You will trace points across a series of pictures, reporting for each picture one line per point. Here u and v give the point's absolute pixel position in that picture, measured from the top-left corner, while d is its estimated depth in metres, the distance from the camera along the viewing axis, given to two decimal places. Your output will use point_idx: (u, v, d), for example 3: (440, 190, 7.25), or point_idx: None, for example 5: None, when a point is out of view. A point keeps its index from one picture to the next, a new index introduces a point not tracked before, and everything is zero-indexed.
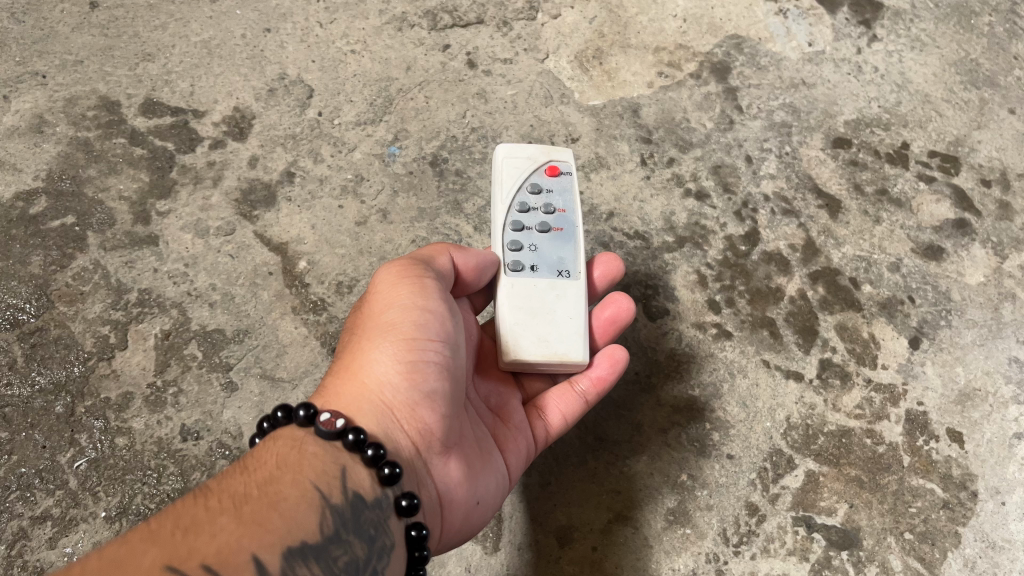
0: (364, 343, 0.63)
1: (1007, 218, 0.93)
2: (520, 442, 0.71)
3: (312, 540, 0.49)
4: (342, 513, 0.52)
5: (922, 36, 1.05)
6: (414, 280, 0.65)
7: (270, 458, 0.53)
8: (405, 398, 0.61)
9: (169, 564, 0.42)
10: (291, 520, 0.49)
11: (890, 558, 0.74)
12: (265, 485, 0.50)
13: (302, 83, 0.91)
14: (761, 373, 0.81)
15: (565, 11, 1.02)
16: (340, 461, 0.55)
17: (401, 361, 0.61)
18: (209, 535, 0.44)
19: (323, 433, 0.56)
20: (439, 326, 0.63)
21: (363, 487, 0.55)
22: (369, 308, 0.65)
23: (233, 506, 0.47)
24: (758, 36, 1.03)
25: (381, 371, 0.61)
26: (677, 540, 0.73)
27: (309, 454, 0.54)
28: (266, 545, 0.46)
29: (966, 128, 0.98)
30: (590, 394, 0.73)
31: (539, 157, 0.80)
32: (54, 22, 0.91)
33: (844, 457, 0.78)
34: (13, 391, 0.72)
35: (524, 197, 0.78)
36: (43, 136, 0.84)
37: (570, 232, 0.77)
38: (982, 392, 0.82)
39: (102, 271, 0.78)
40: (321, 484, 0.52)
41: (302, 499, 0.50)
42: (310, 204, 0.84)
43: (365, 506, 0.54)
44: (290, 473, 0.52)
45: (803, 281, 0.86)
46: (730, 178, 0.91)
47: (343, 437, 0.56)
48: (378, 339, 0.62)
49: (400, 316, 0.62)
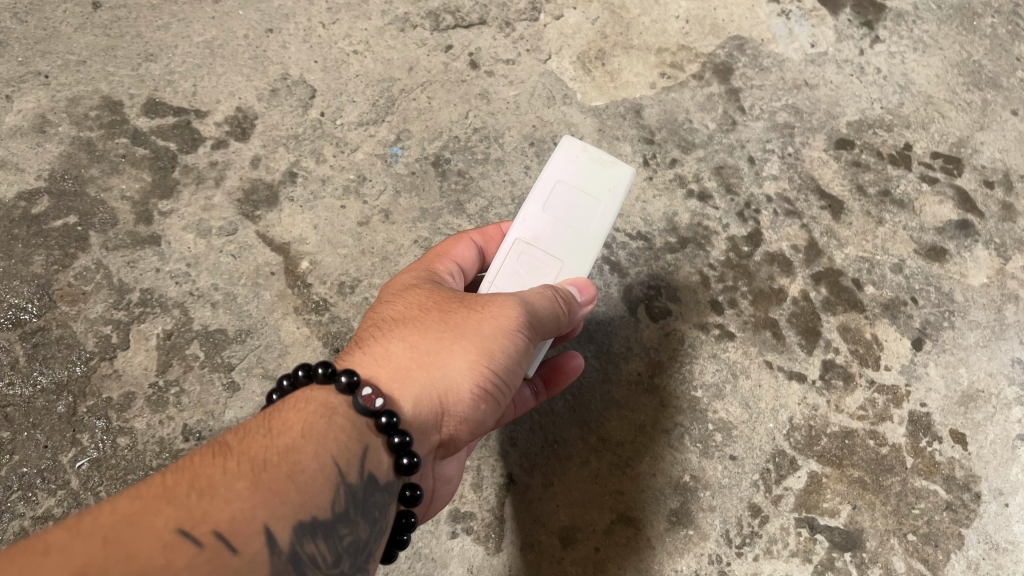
0: (450, 340, 0.57)
1: (1010, 219, 0.92)
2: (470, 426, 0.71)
3: (323, 516, 0.48)
4: (354, 493, 0.50)
5: (925, 37, 1.05)
6: (525, 315, 0.59)
7: (297, 422, 0.51)
8: (458, 412, 0.57)
9: (181, 528, 0.43)
10: (306, 493, 0.47)
11: (892, 560, 0.74)
12: (284, 454, 0.48)
13: (304, 83, 0.91)
14: (765, 374, 0.81)
15: (567, 12, 1.01)
16: (364, 440, 0.52)
17: (475, 381, 0.57)
18: (222, 500, 0.44)
19: (359, 407, 0.52)
20: (521, 366, 0.60)
21: (380, 471, 0.52)
22: (477, 306, 0.59)
23: (252, 470, 0.46)
24: (761, 37, 1.03)
25: (452, 377, 0.56)
26: (680, 541, 0.73)
27: (336, 426, 0.51)
28: (278, 517, 0.45)
29: (969, 130, 0.98)
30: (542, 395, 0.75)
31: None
32: (56, 22, 0.91)
33: (847, 458, 0.78)
34: (15, 391, 0.72)
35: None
36: (46, 136, 0.84)
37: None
38: (985, 394, 0.82)
39: (104, 271, 0.78)
40: (340, 461, 0.50)
41: (318, 473, 0.48)
42: (313, 204, 0.84)
43: (377, 489, 0.52)
44: (312, 445, 0.49)
45: (806, 282, 0.86)
46: (733, 178, 0.91)
47: (376, 418, 0.52)
48: (471, 346, 0.57)
49: (497, 340, 0.58)
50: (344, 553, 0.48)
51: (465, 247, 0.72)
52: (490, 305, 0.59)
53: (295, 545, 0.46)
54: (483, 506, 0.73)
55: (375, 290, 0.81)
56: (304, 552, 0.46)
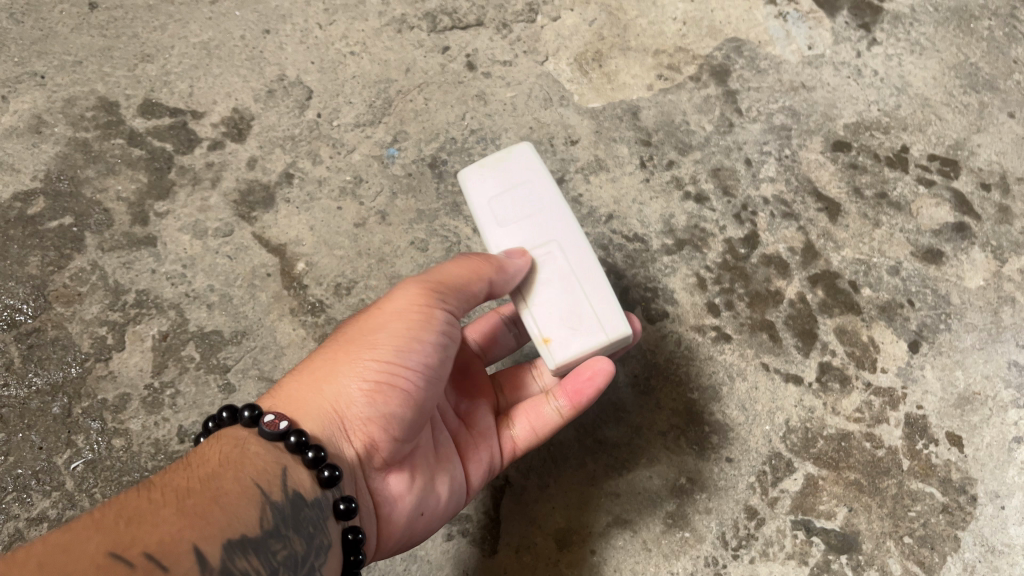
0: (345, 352, 0.61)
1: (1007, 222, 0.92)
2: (481, 452, 0.71)
3: (252, 535, 0.48)
4: (281, 509, 0.51)
5: (922, 40, 1.05)
6: (419, 313, 0.62)
7: (213, 455, 0.53)
8: (363, 413, 0.60)
9: (112, 551, 0.40)
10: (232, 514, 0.48)
11: (889, 562, 0.74)
12: (208, 480, 0.49)
13: (301, 84, 0.91)
14: (761, 376, 0.81)
15: (564, 14, 1.01)
16: (281, 461, 0.55)
17: (369, 380, 0.60)
18: (151, 525, 0.43)
19: (266, 433, 0.56)
20: (422, 359, 0.61)
21: (303, 486, 0.55)
22: (362, 318, 0.63)
23: (177, 497, 0.46)
24: (758, 39, 1.03)
25: (347, 390, 0.60)
26: (677, 544, 0.73)
27: (251, 453, 0.54)
28: (208, 536, 0.45)
29: (965, 132, 0.98)
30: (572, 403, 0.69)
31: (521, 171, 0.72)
32: (53, 22, 0.91)
33: (843, 460, 0.78)
34: (10, 392, 0.72)
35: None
36: (42, 136, 0.84)
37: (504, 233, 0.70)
38: (982, 396, 0.82)
39: (100, 272, 0.78)
40: (262, 481, 0.52)
41: (242, 495, 0.50)
42: (309, 205, 0.84)
43: (305, 504, 0.54)
44: (232, 471, 0.51)
45: (802, 284, 0.86)
46: (730, 180, 0.91)
47: (286, 438, 0.56)
48: (362, 351, 0.61)
49: (387, 342, 0.60)
50: (280, 566, 0.49)
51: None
52: (374, 315, 0.63)
53: (227, 561, 0.45)
54: (478, 509, 0.73)
55: (372, 292, 0.81)
56: (236, 568, 0.45)
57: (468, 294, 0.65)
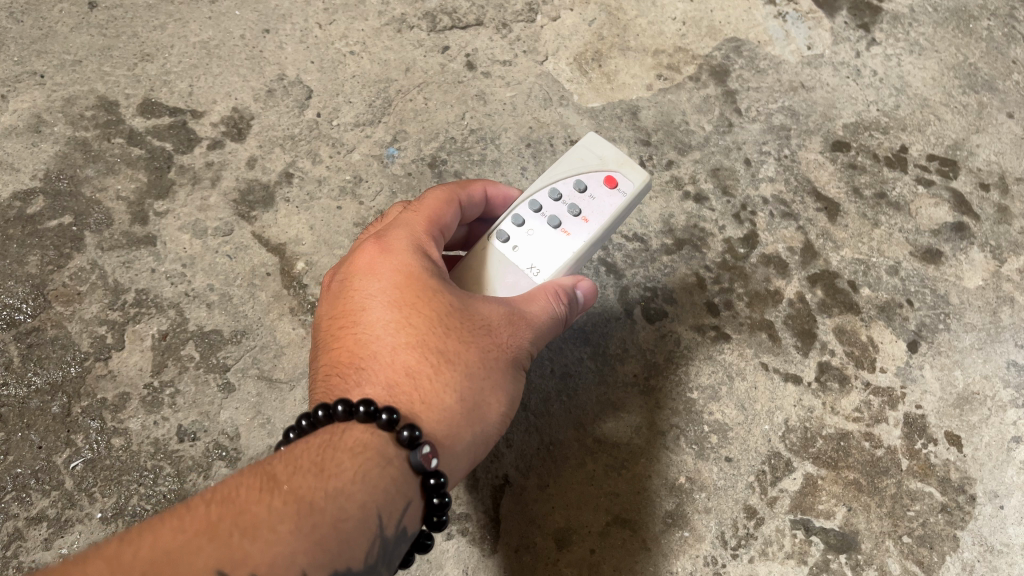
0: (491, 392, 0.58)
1: (1006, 222, 0.93)
2: None
3: (357, 568, 0.48)
4: (388, 545, 0.51)
5: (921, 40, 1.05)
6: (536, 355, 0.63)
7: (347, 467, 0.50)
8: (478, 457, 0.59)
9: (221, 569, 0.42)
10: (347, 543, 0.48)
11: (888, 562, 0.74)
12: (334, 501, 0.48)
13: (301, 84, 0.91)
14: (760, 375, 0.81)
15: (564, 13, 1.01)
16: (408, 496, 0.52)
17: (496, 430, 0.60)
18: (265, 541, 0.44)
19: (414, 462, 0.53)
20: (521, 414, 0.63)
21: (410, 525, 0.53)
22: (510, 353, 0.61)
23: (299, 512, 0.46)
24: (758, 39, 1.03)
25: (482, 432, 0.58)
26: (676, 543, 0.73)
27: (388, 479, 0.51)
28: (318, 565, 0.45)
29: (964, 132, 0.98)
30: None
31: (611, 163, 0.75)
32: (53, 21, 0.91)
33: (842, 459, 0.78)
34: (9, 391, 0.71)
35: (563, 187, 0.74)
36: (42, 136, 0.84)
37: (591, 229, 0.71)
38: (980, 396, 0.82)
39: (99, 271, 0.78)
40: (383, 513, 0.50)
41: (362, 525, 0.49)
42: (309, 205, 0.84)
43: (405, 543, 0.53)
44: (359, 493, 0.49)
45: (802, 284, 0.86)
46: (729, 180, 0.91)
47: (426, 477, 0.53)
48: (502, 392, 0.59)
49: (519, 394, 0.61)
50: None
51: (450, 210, 0.68)
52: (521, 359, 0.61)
53: None
54: (478, 508, 0.73)
55: None
56: None
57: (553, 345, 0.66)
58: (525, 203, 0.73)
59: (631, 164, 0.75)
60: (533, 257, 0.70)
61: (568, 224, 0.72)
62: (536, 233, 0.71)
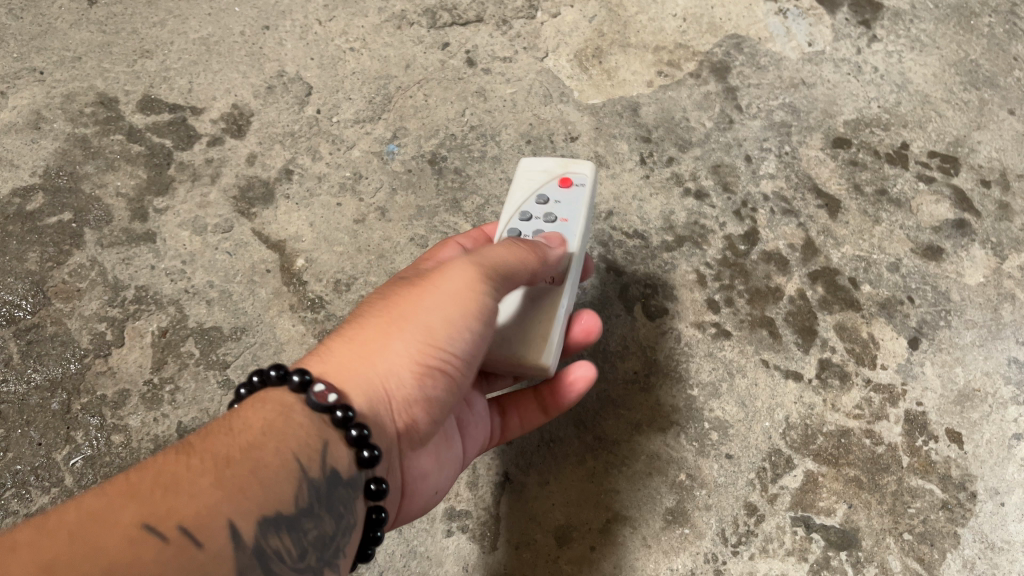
0: (398, 329, 0.59)
1: (1008, 218, 0.92)
2: (480, 429, 0.72)
3: (287, 512, 0.48)
4: (318, 488, 0.51)
5: (922, 36, 1.05)
6: (479, 287, 0.60)
7: (258, 420, 0.52)
8: (405, 389, 0.58)
9: (146, 522, 0.42)
10: (267, 485, 0.48)
11: (889, 559, 0.74)
12: (250, 449, 0.49)
13: (300, 80, 0.91)
14: (761, 372, 0.80)
15: (564, 10, 1.01)
16: (325, 438, 0.53)
17: (418, 357, 0.58)
18: (188, 495, 0.44)
19: (314, 404, 0.54)
20: (470, 341, 0.60)
21: (343, 466, 0.54)
22: (421, 286, 0.61)
23: (216, 466, 0.46)
24: (758, 36, 1.03)
25: (398, 364, 0.58)
26: (677, 540, 0.73)
27: (293, 423, 0.53)
28: (244, 512, 0.46)
29: (966, 129, 0.98)
30: (551, 409, 0.73)
31: (556, 169, 0.77)
32: (52, 18, 0.91)
33: (843, 456, 0.78)
34: (9, 387, 0.71)
35: (530, 207, 0.75)
36: (41, 132, 0.84)
37: (574, 225, 0.73)
38: (981, 393, 0.82)
39: (99, 268, 0.78)
40: (303, 458, 0.51)
41: (282, 471, 0.49)
42: (309, 201, 0.84)
43: (341, 483, 0.53)
44: (273, 443, 0.50)
45: (802, 281, 0.85)
46: (730, 177, 0.91)
47: (333, 414, 0.54)
48: (417, 324, 0.58)
49: (439, 317, 0.58)
50: (309, 547, 0.49)
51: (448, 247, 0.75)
52: (435, 287, 0.60)
53: (259, 539, 0.46)
54: (478, 505, 0.73)
55: (371, 288, 0.80)
56: (269, 547, 0.46)
57: (511, 280, 0.63)
58: (504, 234, 0.74)
59: (574, 160, 0.77)
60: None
61: (552, 228, 0.73)
62: None
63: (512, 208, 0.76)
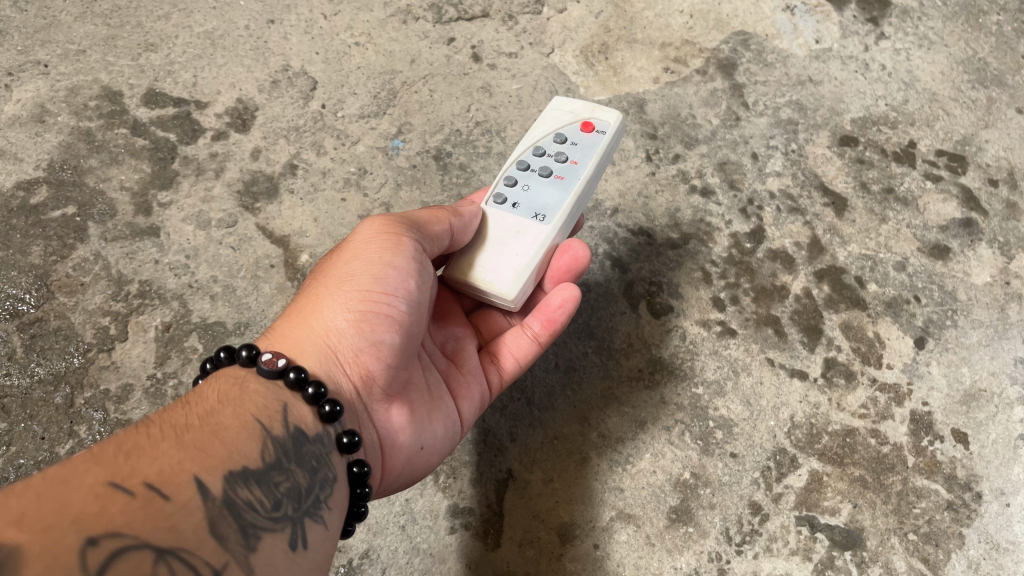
0: (326, 289, 0.62)
1: (1015, 218, 0.92)
2: (473, 388, 0.71)
3: (254, 467, 0.47)
4: (283, 444, 0.51)
5: (930, 35, 1.04)
6: (393, 235, 0.63)
7: (211, 393, 0.52)
8: (348, 343, 0.59)
9: (112, 482, 0.40)
10: (230, 443, 0.47)
11: (894, 559, 0.73)
12: (205, 417, 0.48)
13: (305, 75, 0.91)
14: (766, 371, 0.80)
15: (570, 6, 1.01)
16: (281, 398, 0.54)
17: (354, 309, 0.60)
18: (150, 457, 0.43)
19: (264, 371, 0.55)
20: (402, 281, 0.61)
21: (306, 422, 0.54)
22: (341, 252, 0.64)
23: (174, 432, 0.46)
24: (765, 33, 1.02)
25: (331, 321, 0.60)
26: (680, 539, 0.73)
27: (249, 390, 0.53)
28: (209, 468, 0.44)
29: (973, 127, 0.97)
30: (542, 336, 0.72)
31: (582, 112, 0.78)
32: (56, 11, 0.91)
33: (848, 456, 0.77)
34: (12, 381, 0.71)
35: (546, 143, 0.77)
36: (44, 126, 0.84)
37: (581, 167, 0.73)
38: (987, 393, 0.81)
39: (102, 262, 0.78)
40: (262, 417, 0.51)
41: (241, 430, 0.49)
42: (313, 196, 0.84)
43: (307, 440, 0.53)
44: (231, 408, 0.50)
45: (808, 280, 0.85)
46: (736, 175, 0.91)
47: (284, 375, 0.55)
48: (341, 281, 0.61)
49: (363, 268, 0.61)
50: (283, 498, 0.48)
51: None
52: (350, 248, 0.64)
53: (228, 491, 0.44)
54: (482, 502, 0.73)
55: None
56: (240, 498, 0.45)
57: (434, 234, 0.65)
58: (513, 166, 0.76)
59: (603, 108, 0.78)
60: (536, 208, 0.72)
61: (560, 169, 0.74)
62: (531, 188, 0.73)
63: (525, 143, 0.77)
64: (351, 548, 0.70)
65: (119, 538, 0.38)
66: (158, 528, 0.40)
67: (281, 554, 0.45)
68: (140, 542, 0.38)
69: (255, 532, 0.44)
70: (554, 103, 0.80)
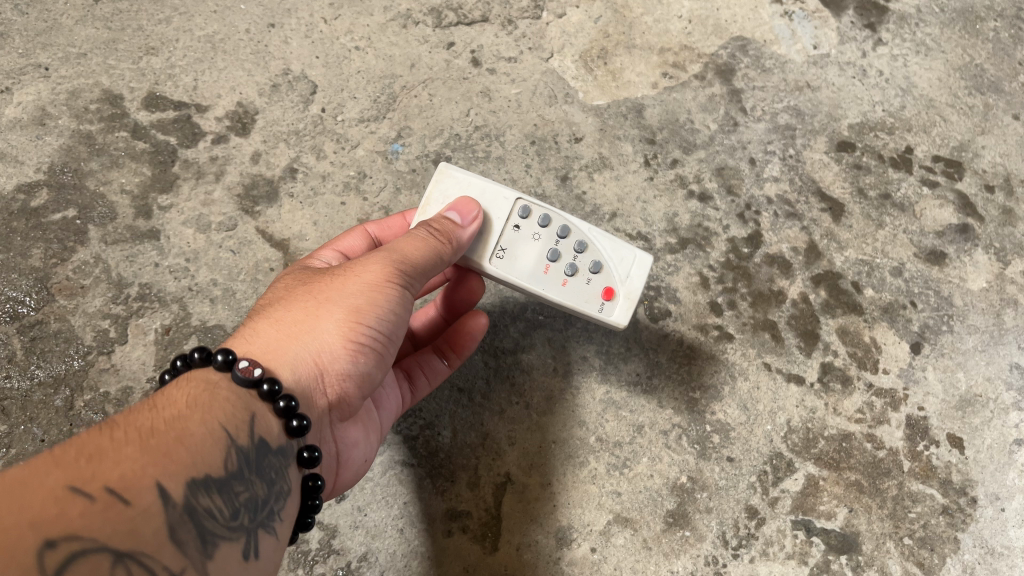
0: (322, 310, 0.60)
1: (1010, 224, 0.92)
2: (393, 399, 0.73)
3: (216, 474, 0.48)
4: (247, 454, 0.51)
5: (927, 41, 1.05)
6: (399, 273, 0.62)
7: (181, 395, 0.51)
8: (338, 369, 0.59)
9: (73, 486, 0.40)
10: (196, 450, 0.47)
11: (888, 563, 0.74)
12: (173, 421, 0.48)
13: (305, 79, 0.91)
14: (763, 376, 0.81)
15: (570, 11, 1.01)
16: (251, 407, 0.53)
17: (349, 340, 0.59)
18: (113, 461, 0.43)
19: (238, 378, 0.54)
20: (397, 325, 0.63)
21: (270, 433, 0.54)
22: (342, 273, 0.62)
23: (140, 435, 0.45)
24: (764, 38, 1.02)
25: (324, 345, 0.59)
26: (677, 543, 0.73)
27: (220, 397, 0.52)
28: (172, 474, 0.45)
29: (969, 134, 0.98)
30: (452, 358, 0.76)
31: (627, 286, 0.73)
32: (57, 14, 0.91)
33: (844, 461, 0.78)
34: (12, 384, 0.72)
35: (589, 256, 0.74)
36: (45, 129, 0.84)
37: (550, 290, 0.72)
38: (982, 398, 0.82)
39: (102, 265, 0.78)
40: (229, 425, 0.51)
41: (207, 436, 0.49)
42: (312, 200, 0.84)
43: (269, 450, 0.53)
44: (200, 413, 0.50)
45: (805, 285, 0.85)
46: (733, 180, 0.91)
47: (258, 386, 0.54)
48: (337, 307, 0.60)
49: (366, 302, 0.60)
50: (241, 508, 0.49)
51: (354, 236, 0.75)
52: (354, 275, 0.62)
53: (190, 499, 0.45)
54: (479, 506, 0.74)
55: None
56: (200, 506, 0.45)
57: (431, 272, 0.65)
58: (559, 225, 0.74)
59: (631, 305, 0.73)
60: (511, 248, 0.73)
61: (556, 270, 0.73)
62: (532, 244, 0.73)
63: (592, 232, 0.74)
64: (350, 552, 0.71)
65: (78, 541, 0.39)
66: (116, 534, 0.40)
67: (235, 562, 0.47)
68: (98, 547, 0.39)
69: (213, 540, 0.46)
70: (643, 257, 0.74)
